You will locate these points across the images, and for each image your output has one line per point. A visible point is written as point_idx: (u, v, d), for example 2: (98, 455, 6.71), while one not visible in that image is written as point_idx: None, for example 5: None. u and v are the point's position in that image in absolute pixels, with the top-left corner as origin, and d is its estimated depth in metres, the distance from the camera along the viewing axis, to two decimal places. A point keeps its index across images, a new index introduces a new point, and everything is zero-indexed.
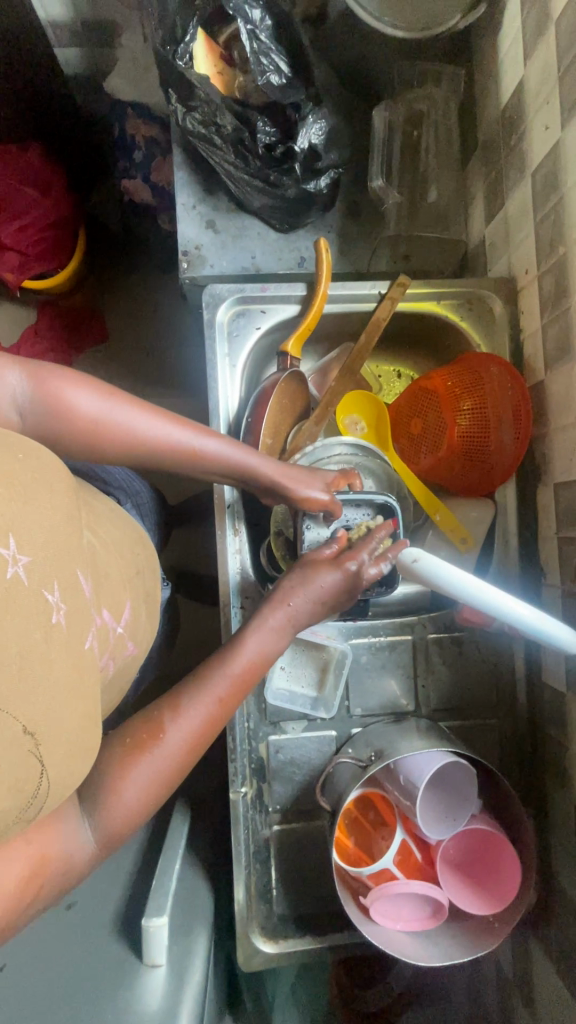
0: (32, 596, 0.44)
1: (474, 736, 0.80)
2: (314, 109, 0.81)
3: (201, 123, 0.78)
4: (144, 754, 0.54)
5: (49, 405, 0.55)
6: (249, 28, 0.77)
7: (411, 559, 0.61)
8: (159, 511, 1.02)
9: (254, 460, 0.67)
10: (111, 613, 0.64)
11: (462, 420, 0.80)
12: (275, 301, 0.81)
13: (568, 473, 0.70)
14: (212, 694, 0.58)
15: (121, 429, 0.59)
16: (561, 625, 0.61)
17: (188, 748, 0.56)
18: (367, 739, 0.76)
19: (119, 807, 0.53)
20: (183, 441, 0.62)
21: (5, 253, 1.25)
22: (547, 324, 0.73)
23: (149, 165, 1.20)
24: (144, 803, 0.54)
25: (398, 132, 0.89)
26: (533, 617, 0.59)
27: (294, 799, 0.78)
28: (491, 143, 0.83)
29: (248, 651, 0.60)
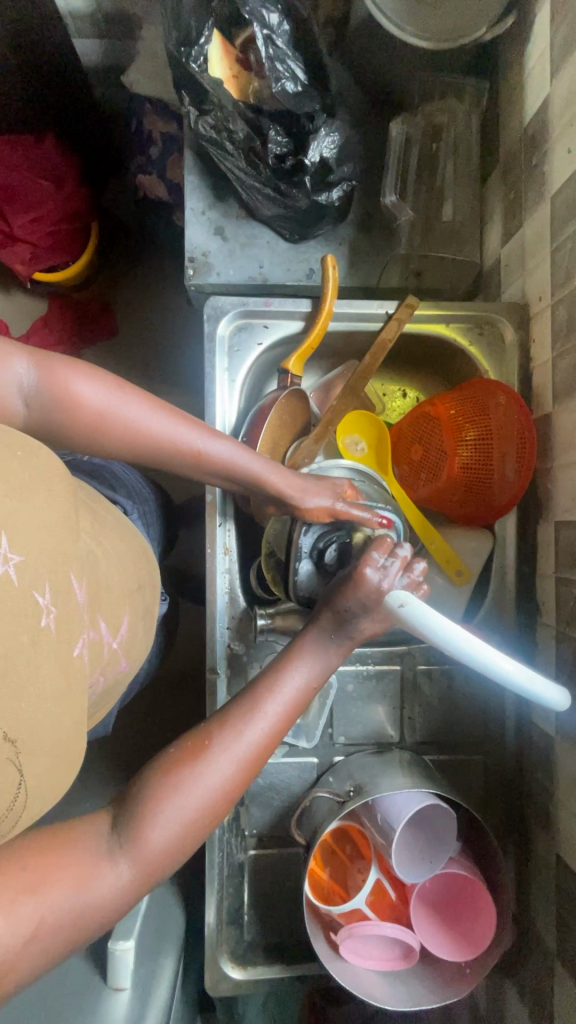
0: (21, 597, 0.44)
1: (460, 772, 0.78)
2: (328, 122, 0.79)
3: (213, 127, 0.75)
4: (189, 769, 0.49)
5: (56, 399, 0.54)
6: (265, 33, 0.75)
7: (397, 606, 0.56)
8: (162, 518, 1.01)
9: (259, 467, 0.65)
10: (108, 628, 0.63)
11: (463, 450, 0.77)
12: (278, 315, 0.79)
13: (569, 513, 0.68)
14: (264, 710, 0.53)
15: (129, 424, 0.57)
16: (551, 687, 0.55)
17: (239, 767, 0.50)
18: (349, 770, 0.74)
19: (158, 831, 0.47)
20: (189, 442, 0.61)
21: (17, 243, 1.23)
22: (558, 356, 0.71)
23: (165, 162, 1.17)
24: (187, 830, 0.48)
25: (416, 144, 0.86)
26: (517, 676, 0.53)
27: (271, 825, 0.77)
28: (512, 161, 0.81)
29: (302, 666, 0.56)
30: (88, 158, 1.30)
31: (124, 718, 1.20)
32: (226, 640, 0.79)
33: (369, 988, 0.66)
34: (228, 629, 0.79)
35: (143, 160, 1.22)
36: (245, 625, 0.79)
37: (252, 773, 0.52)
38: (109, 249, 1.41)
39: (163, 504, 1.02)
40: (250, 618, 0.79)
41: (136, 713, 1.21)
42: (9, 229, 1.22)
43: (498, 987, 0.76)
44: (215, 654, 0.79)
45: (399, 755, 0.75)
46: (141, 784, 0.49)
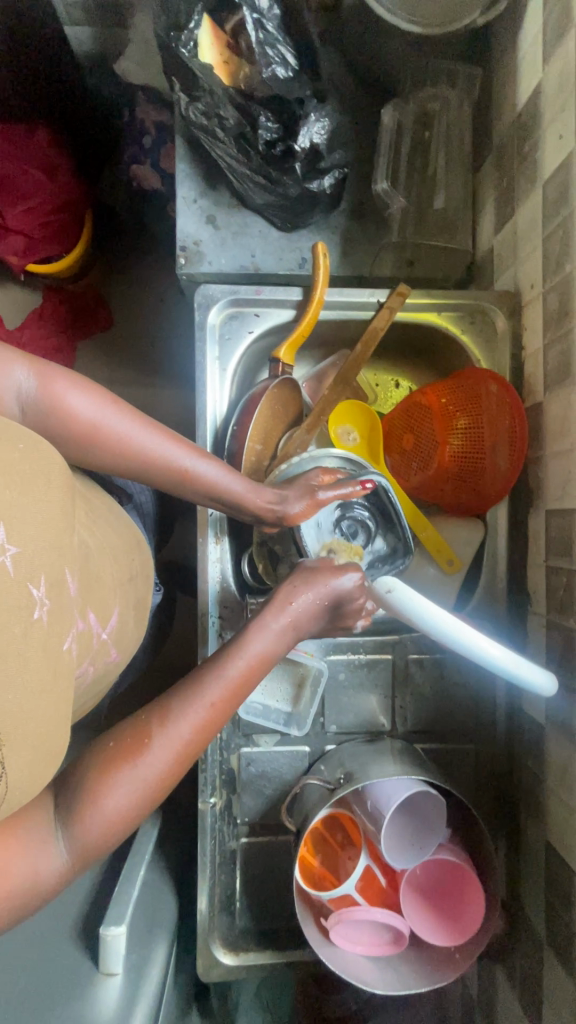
0: (16, 588, 0.44)
1: (450, 761, 0.79)
2: (318, 108, 0.78)
3: (203, 114, 0.75)
4: (126, 761, 0.50)
5: (50, 409, 0.54)
6: (254, 17, 0.74)
7: (384, 591, 0.55)
8: (157, 509, 1.01)
9: (246, 489, 0.65)
10: (98, 619, 0.62)
11: (454, 440, 0.77)
12: (269, 305, 0.79)
13: (559, 501, 0.68)
14: (205, 699, 0.54)
15: (119, 439, 0.57)
16: (540, 671, 0.56)
17: (177, 755, 0.52)
18: (340, 758, 0.75)
19: (95, 820, 0.49)
20: (177, 460, 0.61)
21: (10, 235, 1.23)
22: (549, 344, 0.71)
23: (158, 151, 1.17)
24: (124, 816, 0.50)
25: (408, 133, 0.86)
26: (508, 661, 0.54)
27: (262, 813, 0.77)
28: (505, 148, 0.80)
29: (243, 658, 0.57)
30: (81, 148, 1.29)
31: (119, 710, 1.21)
32: (217, 630, 0.79)
33: (359, 971, 0.67)
34: (219, 619, 0.79)
35: (137, 151, 1.21)
36: (237, 616, 0.79)
37: (191, 759, 0.53)
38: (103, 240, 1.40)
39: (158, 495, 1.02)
40: (241, 609, 0.79)
41: (131, 704, 1.22)
42: (2, 221, 1.21)
43: (488, 972, 0.77)
44: (207, 644, 0.79)
45: (391, 743, 0.75)
46: (79, 772, 0.50)
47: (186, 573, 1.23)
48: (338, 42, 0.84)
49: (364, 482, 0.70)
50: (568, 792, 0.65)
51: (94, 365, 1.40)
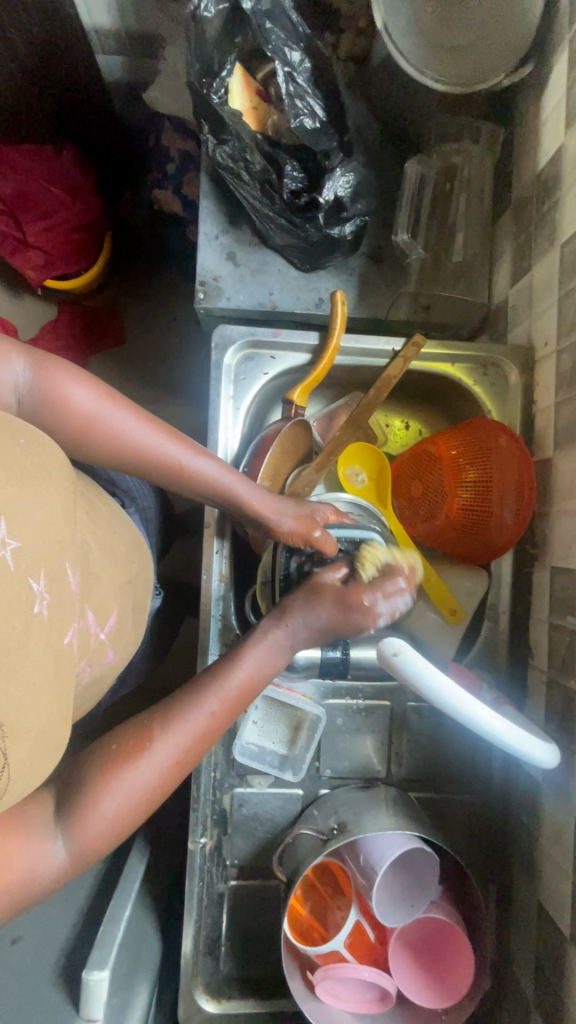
0: (16, 582, 0.45)
1: (443, 816, 0.77)
2: (343, 162, 0.79)
3: (230, 157, 0.77)
4: (129, 764, 0.52)
5: (47, 400, 0.54)
6: (286, 69, 0.74)
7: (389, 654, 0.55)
8: (161, 529, 1.02)
9: (245, 491, 0.66)
10: (96, 619, 0.64)
11: (462, 493, 0.78)
12: (285, 348, 0.79)
13: (566, 559, 0.68)
14: (206, 707, 0.56)
15: (117, 431, 0.58)
16: (542, 749, 0.57)
17: (178, 759, 0.54)
18: (333, 806, 0.74)
19: (97, 818, 0.50)
20: (172, 456, 0.61)
21: (30, 251, 1.29)
22: (561, 402, 0.71)
23: (181, 178, 1.23)
24: (124, 818, 0.51)
25: (431, 186, 0.88)
26: (513, 737, 0.55)
27: (252, 856, 0.77)
28: (524, 205, 0.82)
29: (243, 674, 0.58)
30: (109, 170, 1.35)
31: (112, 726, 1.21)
32: None
33: None
34: (219, 658, 0.78)
35: (160, 175, 1.25)
36: None
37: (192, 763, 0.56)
38: (124, 259, 1.44)
39: (164, 512, 1.03)
40: (241, 646, 0.79)
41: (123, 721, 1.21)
42: (23, 237, 1.27)
43: None
44: None
45: (386, 794, 0.74)
46: (82, 770, 0.52)
47: (186, 590, 1.24)
48: (363, 90, 0.88)
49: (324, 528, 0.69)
50: (564, 856, 0.64)
51: (106, 379, 1.42)
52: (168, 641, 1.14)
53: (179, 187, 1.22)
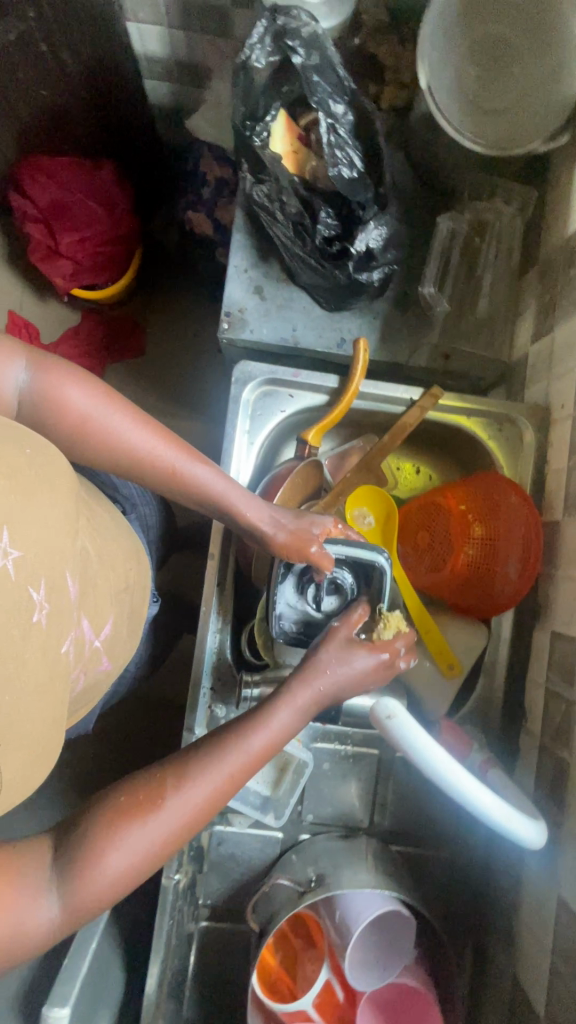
0: (17, 590, 0.48)
1: (423, 876, 0.74)
2: (378, 215, 0.80)
3: (265, 196, 0.79)
4: (137, 818, 0.50)
5: (43, 401, 0.55)
6: (329, 120, 0.76)
7: (384, 717, 0.56)
8: (160, 541, 1.03)
9: (246, 504, 0.65)
10: (91, 626, 0.65)
11: (468, 549, 0.77)
12: (304, 388, 0.80)
13: (567, 626, 0.68)
14: (223, 770, 0.53)
15: (110, 432, 0.58)
16: (527, 823, 0.57)
17: (186, 823, 0.52)
18: (313, 854, 0.73)
19: (96, 876, 0.48)
20: (165, 459, 0.60)
21: (60, 259, 1.31)
22: (573, 466, 0.72)
23: (215, 202, 1.26)
24: (125, 877, 0.50)
25: (461, 238, 0.89)
26: (490, 806, 0.56)
27: (227, 897, 0.76)
28: (550, 266, 0.83)
29: (264, 735, 0.56)
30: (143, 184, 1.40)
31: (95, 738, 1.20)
32: (207, 702, 0.77)
33: None
34: (211, 692, 0.78)
35: (194, 198, 1.27)
36: (229, 687, 0.78)
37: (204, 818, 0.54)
38: (151, 273, 1.47)
39: (165, 522, 1.05)
40: (234, 681, 0.78)
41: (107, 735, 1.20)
42: (55, 245, 1.30)
43: None
44: (195, 713, 0.76)
45: (367, 847, 0.73)
46: (86, 822, 0.50)
47: (183, 607, 1.23)
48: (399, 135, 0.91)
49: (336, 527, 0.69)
50: (545, 931, 0.63)
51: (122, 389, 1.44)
52: (160, 659, 1.14)
53: (213, 211, 1.25)
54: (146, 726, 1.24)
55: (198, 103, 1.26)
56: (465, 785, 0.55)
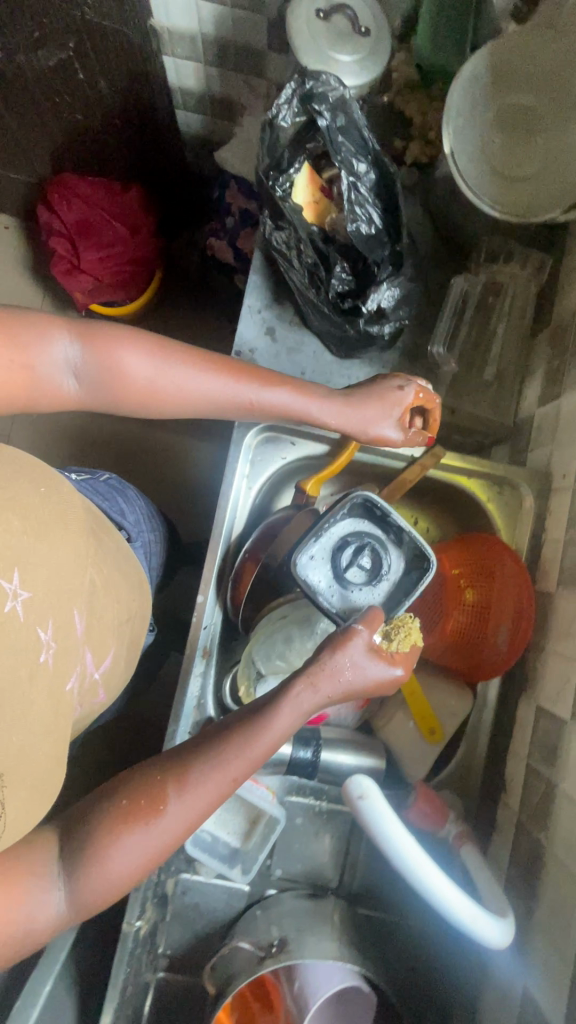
0: (25, 632, 0.50)
1: (391, 951, 0.71)
2: (391, 276, 0.80)
3: (283, 244, 0.81)
4: (138, 823, 0.54)
5: (106, 373, 0.59)
6: (351, 178, 0.77)
7: (356, 795, 0.56)
8: (161, 568, 1.04)
9: (316, 407, 0.70)
10: (93, 658, 0.65)
11: (459, 614, 0.77)
12: (306, 437, 0.80)
13: (553, 703, 0.67)
14: (223, 774, 0.56)
15: (178, 387, 0.63)
16: (494, 921, 0.54)
17: (187, 825, 0.55)
18: (278, 914, 0.71)
19: (101, 877, 0.53)
20: (240, 396, 0.66)
21: (81, 275, 1.34)
22: (570, 540, 0.71)
23: (238, 231, 1.28)
24: (129, 876, 0.55)
25: (474, 300, 0.89)
26: (464, 911, 0.53)
27: (187, 948, 0.74)
28: (561, 332, 0.83)
29: (266, 740, 0.57)
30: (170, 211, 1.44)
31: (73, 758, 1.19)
32: None
33: None
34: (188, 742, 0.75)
35: (218, 227, 1.30)
36: None
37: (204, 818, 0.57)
38: (171, 295, 1.50)
39: (168, 550, 1.05)
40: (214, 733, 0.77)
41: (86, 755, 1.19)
42: (77, 262, 1.33)
43: None
44: None
45: (336, 909, 0.71)
46: (95, 822, 0.55)
47: (173, 633, 1.23)
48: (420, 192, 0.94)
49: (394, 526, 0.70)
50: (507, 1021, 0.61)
51: None
52: (144, 684, 1.13)
53: (235, 240, 1.29)
54: (126, 748, 1.24)
55: (228, 137, 1.28)
56: (432, 882, 0.53)
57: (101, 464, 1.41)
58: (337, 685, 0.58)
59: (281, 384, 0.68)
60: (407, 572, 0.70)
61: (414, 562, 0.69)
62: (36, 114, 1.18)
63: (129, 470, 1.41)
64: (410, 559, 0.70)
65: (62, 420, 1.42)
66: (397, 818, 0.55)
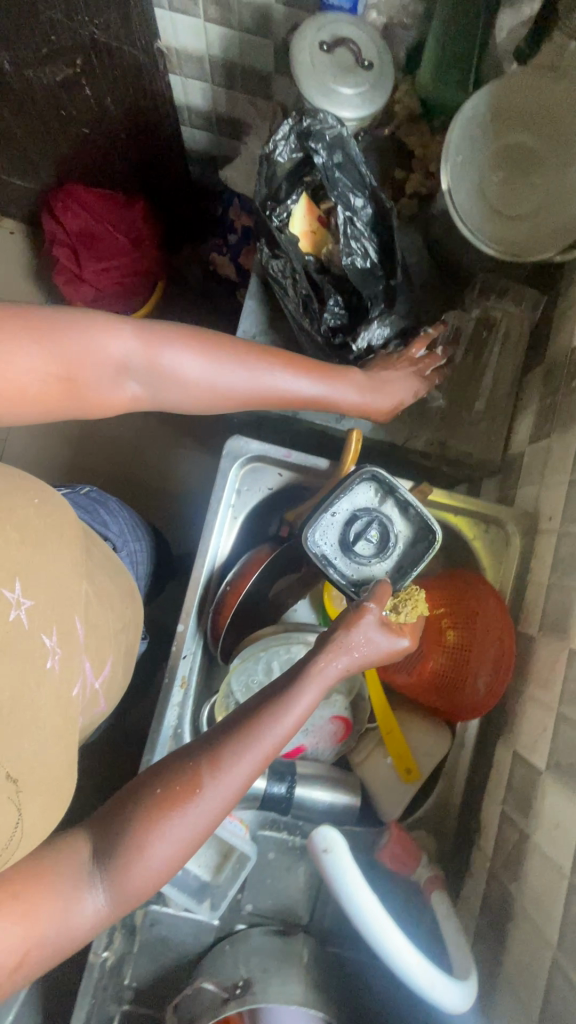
0: (31, 639, 0.49)
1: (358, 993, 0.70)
2: (382, 315, 0.82)
3: (279, 273, 0.80)
4: (177, 807, 0.53)
5: (159, 374, 0.61)
6: (347, 213, 0.77)
7: (321, 847, 0.58)
8: (147, 585, 1.03)
9: (341, 393, 0.73)
10: (92, 666, 0.64)
11: (438, 654, 0.77)
12: (293, 467, 0.80)
13: (529, 751, 0.66)
14: (256, 752, 0.55)
15: (230, 386, 0.65)
16: (453, 985, 0.55)
17: (224, 806, 0.54)
18: (246, 953, 0.70)
19: (141, 867, 0.52)
20: (290, 389, 0.69)
21: (82, 285, 1.33)
22: (553, 586, 0.70)
23: (239, 250, 1.31)
24: (171, 862, 0.53)
25: (466, 336, 0.88)
26: (420, 973, 0.54)
27: (154, 979, 0.74)
28: (553, 371, 0.82)
29: (293, 715, 0.57)
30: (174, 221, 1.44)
31: None
32: None
33: None
34: None
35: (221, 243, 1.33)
36: None
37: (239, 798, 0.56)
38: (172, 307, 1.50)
39: (155, 567, 1.05)
40: None
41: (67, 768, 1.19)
42: (79, 270, 1.32)
43: None
44: None
45: (305, 949, 0.70)
46: (129, 814, 0.53)
47: (159, 649, 1.22)
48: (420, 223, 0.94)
49: (400, 497, 0.68)
50: None
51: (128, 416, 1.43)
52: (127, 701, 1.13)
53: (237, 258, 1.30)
54: (108, 761, 1.23)
55: (234, 155, 1.27)
56: (395, 943, 0.54)
57: (94, 473, 1.40)
58: (354, 656, 0.60)
59: (310, 374, 0.70)
60: (415, 543, 0.68)
61: (421, 535, 0.67)
62: (42, 124, 1.18)
63: (122, 480, 1.40)
64: (418, 532, 0.68)
65: (58, 428, 1.42)
66: (361, 875, 0.57)
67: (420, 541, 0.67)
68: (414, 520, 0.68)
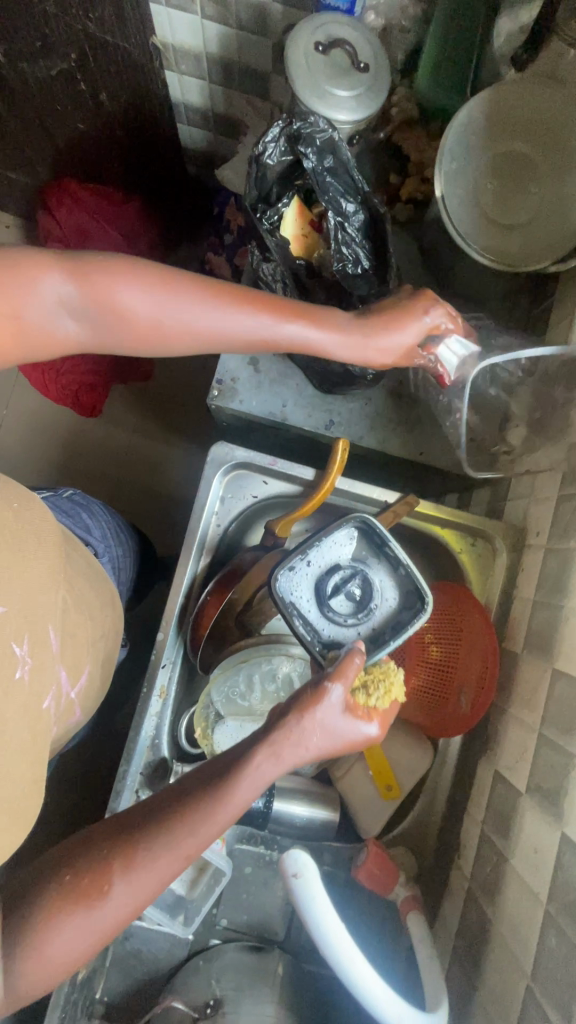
0: (1, 648, 0.47)
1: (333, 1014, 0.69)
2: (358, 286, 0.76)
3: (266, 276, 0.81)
4: (77, 907, 0.45)
5: (102, 315, 0.54)
6: (338, 218, 0.76)
7: (291, 873, 0.58)
8: (131, 590, 1.02)
9: (320, 336, 0.62)
10: (68, 676, 0.62)
11: (421, 669, 0.75)
12: (280, 476, 0.79)
13: (510, 771, 0.65)
14: (177, 853, 0.48)
15: (182, 324, 0.56)
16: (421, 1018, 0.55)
17: (134, 909, 0.47)
18: (219, 970, 0.69)
19: (27, 974, 0.45)
20: (256, 328, 0.59)
21: None
22: (539, 603, 0.69)
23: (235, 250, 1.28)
24: (64, 968, 0.46)
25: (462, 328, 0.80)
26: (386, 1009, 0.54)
27: (124, 997, 0.72)
28: None
29: (226, 813, 0.49)
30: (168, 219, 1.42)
31: None
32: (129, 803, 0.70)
33: None
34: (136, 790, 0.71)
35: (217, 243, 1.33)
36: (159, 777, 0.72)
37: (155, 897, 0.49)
38: None
39: (140, 572, 1.03)
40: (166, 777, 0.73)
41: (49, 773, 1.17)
42: None
43: None
44: (119, 797, 0.70)
45: (279, 966, 0.69)
46: (22, 909, 0.45)
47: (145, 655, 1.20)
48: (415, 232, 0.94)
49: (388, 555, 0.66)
50: None
51: (120, 415, 1.41)
52: None
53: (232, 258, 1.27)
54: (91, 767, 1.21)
55: (231, 154, 1.25)
56: (364, 975, 0.54)
57: (84, 473, 1.38)
58: (303, 749, 0.52)
59: (283, 316, 0.60)
60: (400, 609, 0.64)
61: (408, 599, 0.64)
62: (34, 118, 1.16)
63: (111, 481, 1.38)
64: (404, 596, 0.64)
65: (49, 427, 1.40)
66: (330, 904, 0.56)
67: (408, 607, 0.63)
68: (401, 582, 0.65)
